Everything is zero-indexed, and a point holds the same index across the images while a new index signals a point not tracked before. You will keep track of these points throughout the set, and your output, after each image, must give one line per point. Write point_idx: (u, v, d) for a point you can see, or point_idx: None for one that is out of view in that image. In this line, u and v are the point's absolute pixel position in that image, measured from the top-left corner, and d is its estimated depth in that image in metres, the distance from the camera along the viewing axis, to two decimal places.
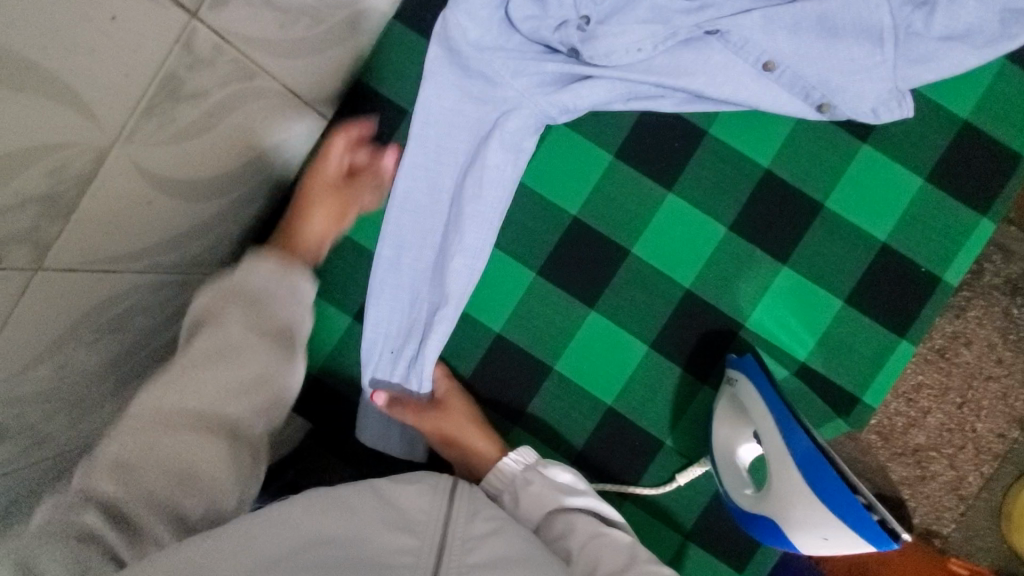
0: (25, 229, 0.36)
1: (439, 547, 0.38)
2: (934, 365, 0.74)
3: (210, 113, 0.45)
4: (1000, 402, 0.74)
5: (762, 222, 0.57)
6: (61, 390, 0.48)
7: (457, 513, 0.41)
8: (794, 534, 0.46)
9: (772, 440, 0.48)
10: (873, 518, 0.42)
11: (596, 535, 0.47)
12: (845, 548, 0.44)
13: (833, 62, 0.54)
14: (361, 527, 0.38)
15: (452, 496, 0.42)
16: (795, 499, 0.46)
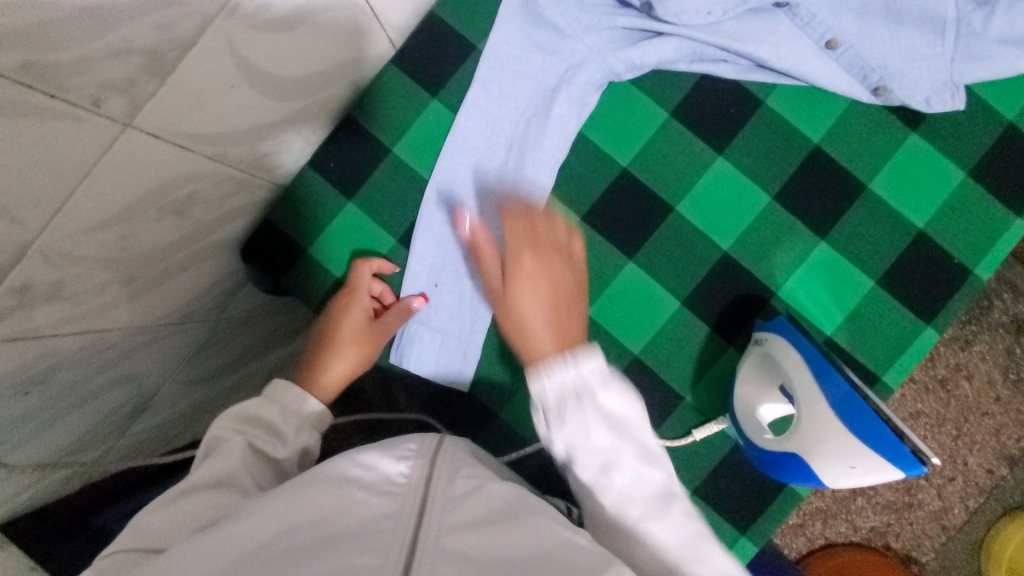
0: (125, 78, 0.38)
1: (419, 506, 0.40)
2: (933, 395, 0.98)
3: (301, 11, 0.48)
4: (992, 437, 0.97)
5: (804, 196, 0.59)
6: (112, 258, 0.50)
7: (436, 478, 0.42)
8: (819, 469, 0.49)
9: (807, 387, 0.50)
10: (906, 447, 0.45)
11: (640, 521, 0.43)
12: (869, 479, 0.47)
13: (891, 48, 0.57)
14: (343, 495, 0.40)
15: (432, 463, 0.44)
16: (823, 432, 0.49)
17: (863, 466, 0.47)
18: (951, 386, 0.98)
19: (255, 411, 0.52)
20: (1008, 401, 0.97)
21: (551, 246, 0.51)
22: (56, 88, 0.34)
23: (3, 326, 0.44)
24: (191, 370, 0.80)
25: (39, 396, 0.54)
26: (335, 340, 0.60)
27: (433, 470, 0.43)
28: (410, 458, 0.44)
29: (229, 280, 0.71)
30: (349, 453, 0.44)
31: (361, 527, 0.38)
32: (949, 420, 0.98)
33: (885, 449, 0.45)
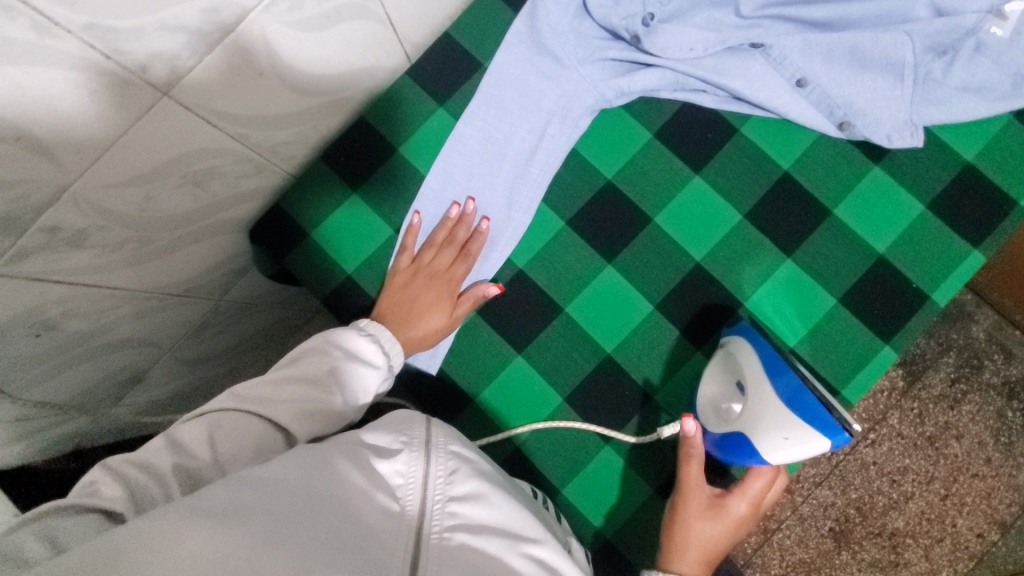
0: (168, 52, 0.44)
1: (418, 512, 0.43)
2: (924, 452, 1.07)
3: (328, 14, 0.54)
4: (982, 500, 1.05)
5: (774, 216, 0.63)
6: (135, 218, 0.55)
7: (433, 476, 0.46)
8: (759, 443, 0.53)
9: (758, 375, 0.55)
10: (833, 417, 0.50)
11: None
12: (800, 450, 0.51)
13: (858, 90, 0.62)
14: (354, 487, 0.42)
15: (425, 456, 0.48)
16: (763, 410, 0.53)
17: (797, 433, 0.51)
18: (941, 445, 1.06)
19: (352, 342, 0.56)
20: (999, 466, 1.05)
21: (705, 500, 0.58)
22: (108, 50, 0.41)
23: (30, 261, 0.49)
24: (191, 348, 0.84)
25: (50, 340, 0.59)
26: (427, 298, 0.62)
27: (429, 466, 0.47)
28: (402, 450, 0.48)
29: (238, 262, 0.76)
30: (353, 446, 0.46)
31: (371, 512, 0.41)
32: (940, 480, 1.06)
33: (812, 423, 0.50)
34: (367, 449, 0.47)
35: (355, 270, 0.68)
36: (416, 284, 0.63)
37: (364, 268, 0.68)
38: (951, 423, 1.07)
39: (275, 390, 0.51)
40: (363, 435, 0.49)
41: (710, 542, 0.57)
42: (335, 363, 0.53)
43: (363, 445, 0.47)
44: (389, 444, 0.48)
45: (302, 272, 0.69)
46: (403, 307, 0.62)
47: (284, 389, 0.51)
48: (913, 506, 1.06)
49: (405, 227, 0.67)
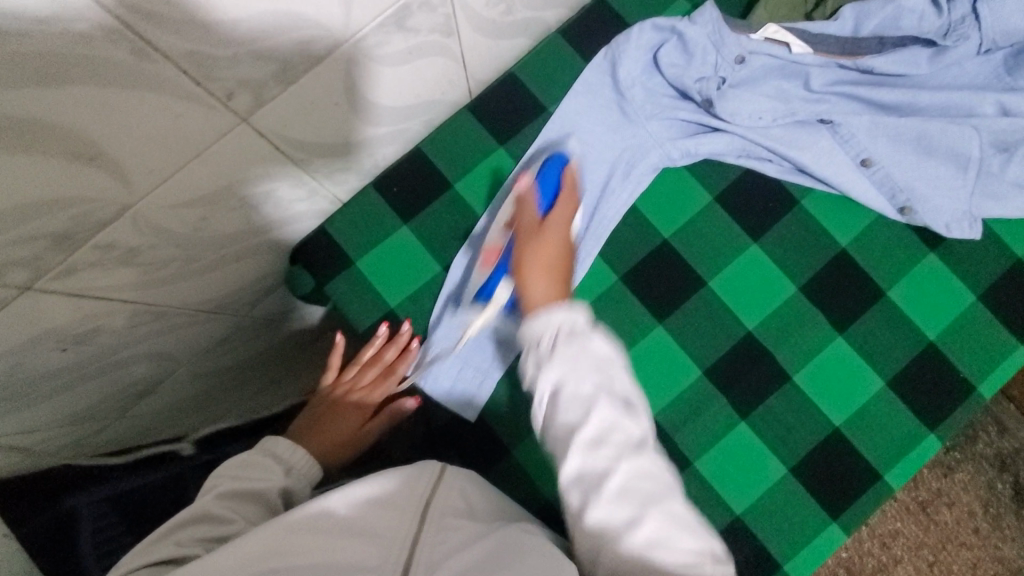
0: (257, 81, 0.43)
1: (403, 565, 0.42)
2: (914, 515, 1.06)
3: (410, 50, 0.53)
4: (969, 569, 1.05)
5: (827, 291, 0.63)
6: (187, 238, 0.53)
7: (424, 534, 0.44)
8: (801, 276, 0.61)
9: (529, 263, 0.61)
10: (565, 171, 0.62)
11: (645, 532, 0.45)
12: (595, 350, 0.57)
13: (919, 175, 0.63)
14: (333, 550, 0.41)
15: (418, 517, 0.45)
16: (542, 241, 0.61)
17: (565, 194, 0.61)
18: (930, 510, 1.06)
19: (252, 457, 0.54)
20: (985, 535, 1.06)
21: (544, 266, 0.58)
22: (201, 76, 0.39)
23: (76, 277, 0.47)
24: (207, 363, 0.80)
25: (74, 352, 0.56)
26: (342, 415, 0.64)
27: (420, 524, 0.45)
28: (397, 505, 0.46)
29: (270, 281, 0.73)
30: (351, 494, 0.46)
31: (340, 572, 0.40)
32: (928, 545, 1.06)
33: (554, 182, 0.61)
34: (363, 500, 0.45)
35: (397, 304, 0.66)
36: (335, 402, 0.65)
37: (407, 304, 0.66)
38: (943, 490, 1.07)
39: (165, 539, 0.45)
40: (368, 477, 0.48)
41: (548, 259, 0.58)
42: (226, 484, 0.50)
43: (362, 496, 0.46)
44: (388, 496, 0.46)
45: (342, 300, 0.66)
46: (312, 424, 0.64)
47: (173, 535, 0.45)
48: (901, 569, 1.05)
49: (454, 265, 0.65)
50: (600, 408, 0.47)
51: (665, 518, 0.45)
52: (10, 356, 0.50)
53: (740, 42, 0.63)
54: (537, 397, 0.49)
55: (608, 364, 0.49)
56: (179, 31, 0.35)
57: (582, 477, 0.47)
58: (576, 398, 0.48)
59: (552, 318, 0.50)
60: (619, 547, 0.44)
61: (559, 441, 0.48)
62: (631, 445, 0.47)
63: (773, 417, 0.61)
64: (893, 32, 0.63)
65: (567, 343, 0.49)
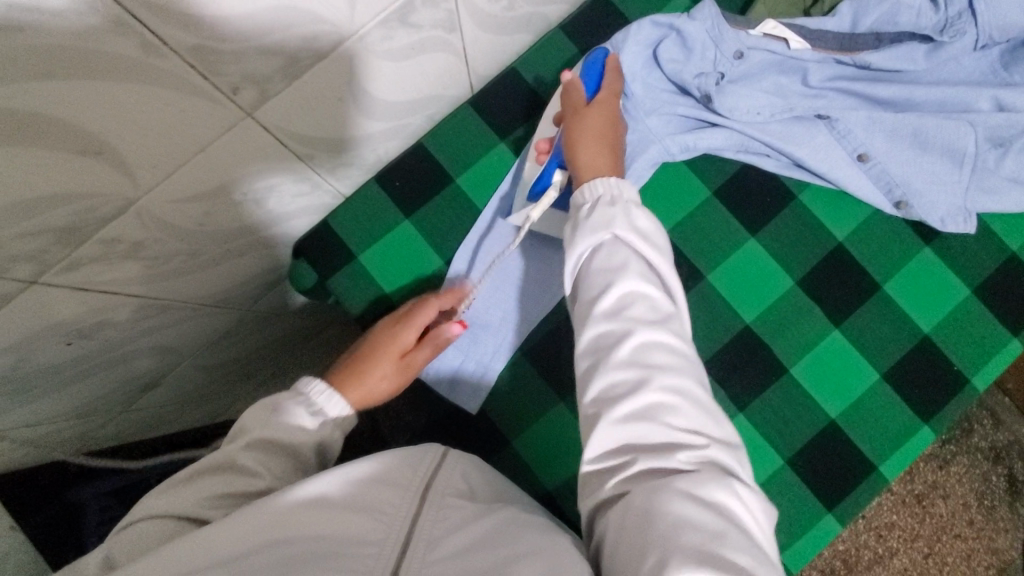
0: (263, 76, 0.43)
1: (404, 541, 0.42)
2: (910, 507, 1.08)
3: (413, 45, 0.54)
4: (963, 560, 1.06)
5: (824, 284, 0.64)
6: (191, 232, 0.53)
7: (425, 515, 0.44)
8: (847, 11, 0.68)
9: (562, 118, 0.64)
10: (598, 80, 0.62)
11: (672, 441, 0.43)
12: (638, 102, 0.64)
13: (915, 171, 0.64)
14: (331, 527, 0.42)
15: (419, 495, 0.46)
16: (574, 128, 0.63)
17: (610, 81, 0.61)
18: (926, 502, 1.08)
19: (279, 399, 0.52)
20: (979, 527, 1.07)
21: (601, 134, 0.58)
22: (207, 71, 0.39)
23: (82, 270, 0.47)
24: (210, 358, 0.81)
25: (79, 345, 0.57)
26: (389, 355, 0.58)
27: (422, 502, 0.45)
28: (401, 484, 0.46)
29: (273, 276, 0.74)
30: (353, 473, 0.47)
31: (344, 545, 0.41)
32: (923, 537, 1.07)
33: (598, 70, 0.62)
34: (367, 478, 0.47)
35: (399, 298, 0.67)
36: (387, 339, 0.59)
37: (409, 297, 0.67)
38: (938, 483, 1.09)
39: (189, 488, 0.46)
40: (371, 458, 0.48)
41: (600, 127, 0.58)
42: (254, 432, 0.49)
43: (365, 474, 0.47)
44: (392, 476, 0.47)
45: (345, 294, 0.67)
46: (348, 368, 0.58)
47: (198, 483, 0.47)
48: (896, 561, 1.06)
49: (455, 259, 0.66)
50: (628, 275, 0.49)
51: (666, 404, 0.44)
52: (17, 349, 0.50)
53: (739, 37, 0.64)
54: (569, 262, 0.52)
55: (645, 238, 0.50)
56: (188, 27, 0.35)
57: (596, 345, 0.48)
58: (607, 266, 0.50)
59: (596, 186, 0.53)
60: (616, 407, 0.44)
61: (583, 311, 0.50)
62: (656, 319, 0.48)
63: (770, 409, 0.62)
64: (889, 28, 0.64)
65: (608, 206, 0.52)
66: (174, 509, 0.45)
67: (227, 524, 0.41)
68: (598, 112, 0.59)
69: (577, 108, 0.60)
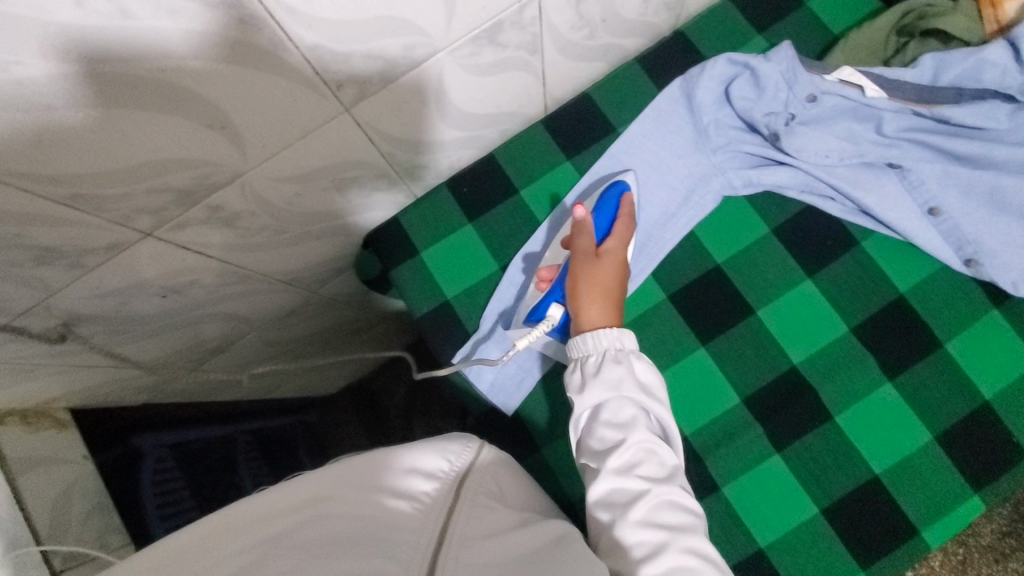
0: (364, 77, 0.49)
1: (439, 537, 0.44)
2: None
3: (497, 62, 0.58)
4: None
5: (880, 335, 0.63)
6: (280, 211, 0.60)
7: (458, 513, 0.46)
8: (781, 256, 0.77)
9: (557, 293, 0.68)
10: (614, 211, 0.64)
11: (689, 550, 0.48)
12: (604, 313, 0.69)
13: (990, 230, 0.62)
14: (372, 508, 0.45)
15: (455, 492, 0.48)
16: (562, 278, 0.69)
17: (620, 227, 0.63)
18: None
19: None
20: None
21: (603, 290, 0.60)
22: (320, 67, 0.45)
23: (188, 231, 0.54)
24: (275, 333, 0.87)
25: (170, 300, 0.64)
26: None
27: (457, 499, 0.48)
28: (438, 478, 0.50)
29: (340, 263, 0.80)
30: (390, 457, 0.50)
31: (386, 531, 0.43)
32: None
33: (612, 209, 0.64)
34: (409, 469, 0.49)
35: (453, 297, 0.70)
36: None
37: (462, 297, 0.70)
38: None
39: None
40: (410, 446, 0.52)
41: (603, 278, 0.60)
42: None
43: (408, 465, 0.50)
44: (432, 469, 0.50)
45: (416, 306, 0.71)
46: None
47: None
48: None
49: (513, 264, 0.69)
50: (636, 432, 0.53)
51: (670, 501, 0.51)
52: (121, 293, 0.57)
53: (814, 82, 0.65)
54: (577, 416, 0.57)
55: (646, 392, 0.55)
56: (310, 27, 0.41)
57: (609, 499, 0.52)
58: (614, 421, 0.55)
59: (601, 339, 0.57)
60: (639, 568, 0.48)
61: (593, 465, 0.54)
62: (661, 473, 0.52)
63: (808, 453, 0.61)
64: (973, 84, 0.63)
65: (612, 364, 0.56)
66: None
67: (283, 490, 0.46)
68: (604, 261, 0.61)
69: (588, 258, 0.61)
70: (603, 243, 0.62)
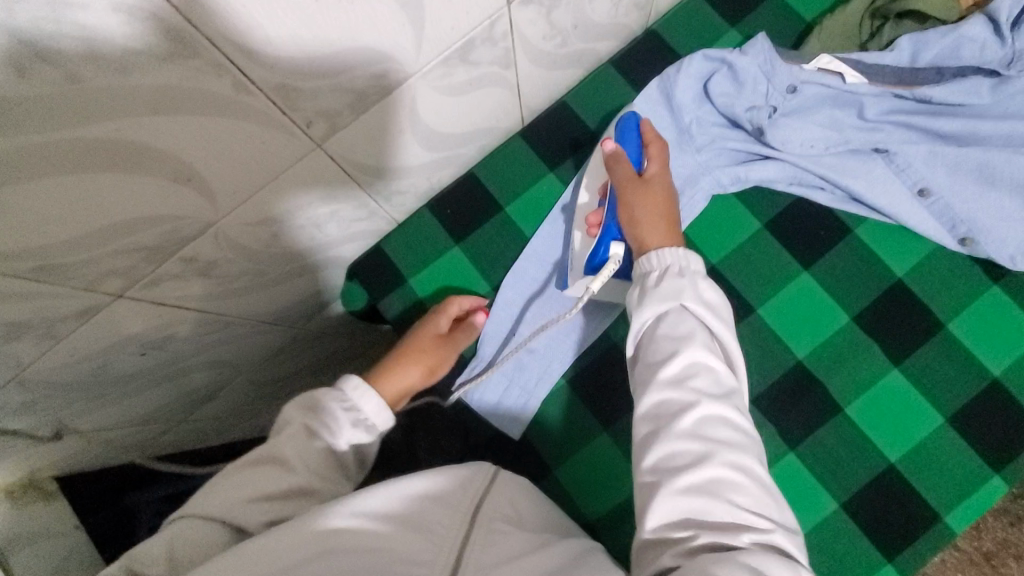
0: (334, 111, 0.46)
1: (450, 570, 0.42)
2: (979, 567, 0.92)
3: (470, 80, 0.56)
4: None
5: (883, 321, 0.62)
6: (257, 254, 0.57)
7: (472, 544, 0.44)
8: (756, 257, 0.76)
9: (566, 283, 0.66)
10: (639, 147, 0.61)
11: (738, 467, 0.44)
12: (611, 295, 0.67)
13: (981, 206, 0.62)
14: (381, 544, 0.43)
15: (469, 519, 0.46)
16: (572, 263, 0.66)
17: (657, 151, 0.61)
18: (997, 562, 0.92)
19: (317, 398, 0.54)
20: None
21: (658, 200, 0.58)
22: (287, 106, 0.42)
23: (162, 287, 0.51)
24: (263, 373, 0.84)
25: (149, 358, 0.61)
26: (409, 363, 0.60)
27: (470, 529, 0.46)
28: (451, 505, 0.47)
29: (325, 297, 0.77)
30: (399, 486, 0.48)
31: (396, 563, 0.42)
32: None
33: (635, 132, 0.62)
34: (419, 499, 0.47)
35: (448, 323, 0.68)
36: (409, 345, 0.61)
37: None
38: (1010, 540, 0.93)
39: (227, 492, 0.49)
40: (420, 474, 0.49)
41: (658, 188, 0.59)
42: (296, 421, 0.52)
43: (418, 494, 0.48)
44: (444, 495, 0.48)
45: (400, 320, 0.69)
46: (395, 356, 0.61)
47: (237, 480, 0.49)
48: None
49: (504, 283, 0.68)
50: (695, 409, 0.46)
51: (721, 416, 0.46)
52: (96, 357, 0.54)
53: (792, 72, 0.64)
54: (634, 328, 0.52)
55: (712, 310, 0.51)
56: (271, 66, 0.38)
57: (657, 414, 0.48)
58: (674, 334, 0.50)
59: (665, 255, 0.53)
60: (678, 479, 0.43)
61: (642, 377, 0.50)
62: (716, 390, 0.48)
63: (823, 448, 0.60)
64: (952, 62, 0.63)
65: (676, 279, 0.51)
66: (213, 513, 0.47)
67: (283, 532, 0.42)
68: (652, 173, 0.60)
69: (631, 177, 0.59)
70: (644, 163, 0.61)
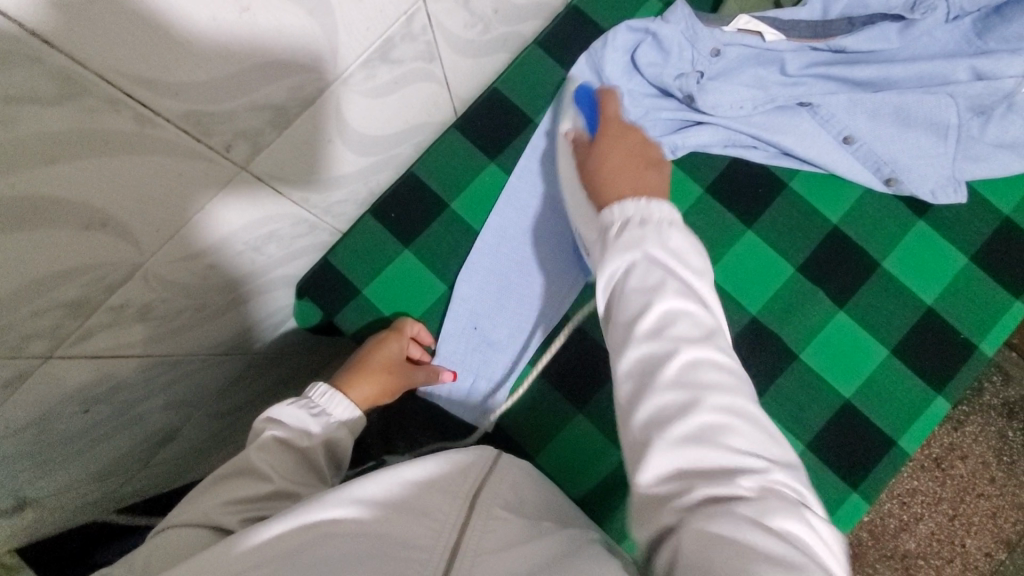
0: (254, 130, 0.44)
1: (449, 551, 0.41)
2: (931, 472, 0.99)
3: (396, 79, 0.54)
4: (988, 518, 0.98)
5: (825, 268, 0.65)
6: (195, 288, 0.54)
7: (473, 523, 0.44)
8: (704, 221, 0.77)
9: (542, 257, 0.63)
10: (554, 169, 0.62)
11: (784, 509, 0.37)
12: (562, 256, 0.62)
13: (901, 147, 0.65)
14: (379, 530, 0.42)
15: (468, 503, 0.45)
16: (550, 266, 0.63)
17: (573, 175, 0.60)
18: (946, 465, 0.99)
19: (291, 407, 0.56)
20: (1004, 482, 0.98)
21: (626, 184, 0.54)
22: (200, 133, 0.39)
23: (96, 339, 0.48)
24: (224, 404, 0.80)
25: (95, 412, 0.57)
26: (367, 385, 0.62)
27: (471, 511, 0.45)
28: (449, 488, 0.46)
29: (277, 319, 0.74)
30: (397, 471, 0.47)
31: (394, 547, 0.41)
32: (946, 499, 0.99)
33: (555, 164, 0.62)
34: (416, 484, 0.46)
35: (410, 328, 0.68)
36: (371, 365, 0.62)
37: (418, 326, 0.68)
38: (954, 442, 1.00)
39: (208, 499, 0.48)
40: (418, 459, 0.49)
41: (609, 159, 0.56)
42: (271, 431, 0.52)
43: (417, 479, 0.47)
44: (443, 480, 0.47)
45: (353, 327, 0.68)
46: (359, 371, 0.62)
47: (219, 489, 0.48)
48: (923, 526, 0.98)
49: (460, 280, 0.67)
50: (667, 326, 0.44)
51: (718, 379, 0.43)
52: (36, 422, 0.51)
53: (715, 36, 0.64)
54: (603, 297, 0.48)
55: (661, 275, 0.46)
56: (178, 94, 0.36)
57: (653, 409, 0.42)
58: (642, 282, 0.46)
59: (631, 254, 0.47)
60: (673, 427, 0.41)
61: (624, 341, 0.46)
62: (707, 366, 0.43)
63: (785, 395, 0.63)
64: (860, 12, 0.65)
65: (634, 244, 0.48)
66: (195, 520, 0.46)
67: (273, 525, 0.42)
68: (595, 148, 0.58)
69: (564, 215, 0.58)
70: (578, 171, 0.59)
